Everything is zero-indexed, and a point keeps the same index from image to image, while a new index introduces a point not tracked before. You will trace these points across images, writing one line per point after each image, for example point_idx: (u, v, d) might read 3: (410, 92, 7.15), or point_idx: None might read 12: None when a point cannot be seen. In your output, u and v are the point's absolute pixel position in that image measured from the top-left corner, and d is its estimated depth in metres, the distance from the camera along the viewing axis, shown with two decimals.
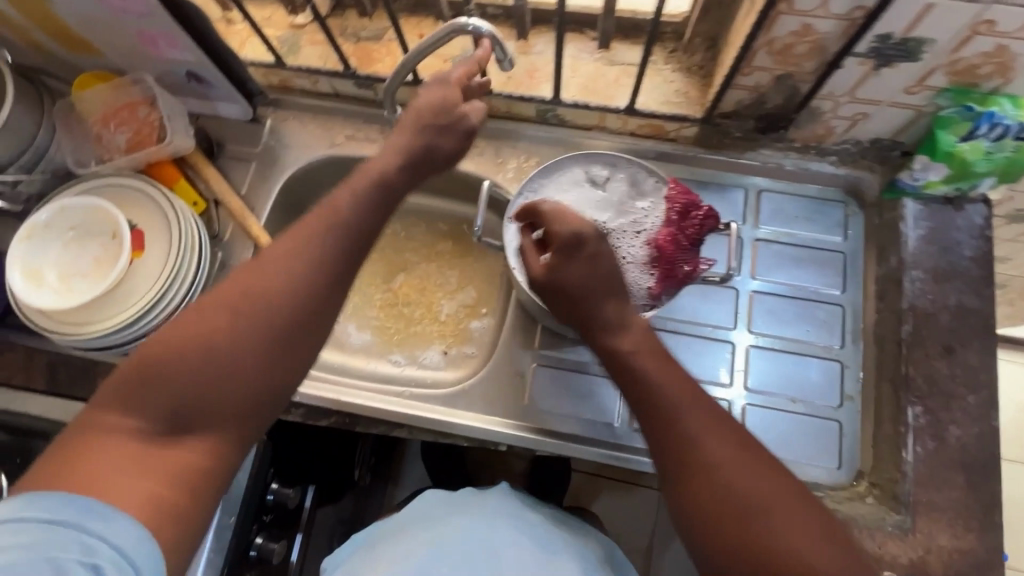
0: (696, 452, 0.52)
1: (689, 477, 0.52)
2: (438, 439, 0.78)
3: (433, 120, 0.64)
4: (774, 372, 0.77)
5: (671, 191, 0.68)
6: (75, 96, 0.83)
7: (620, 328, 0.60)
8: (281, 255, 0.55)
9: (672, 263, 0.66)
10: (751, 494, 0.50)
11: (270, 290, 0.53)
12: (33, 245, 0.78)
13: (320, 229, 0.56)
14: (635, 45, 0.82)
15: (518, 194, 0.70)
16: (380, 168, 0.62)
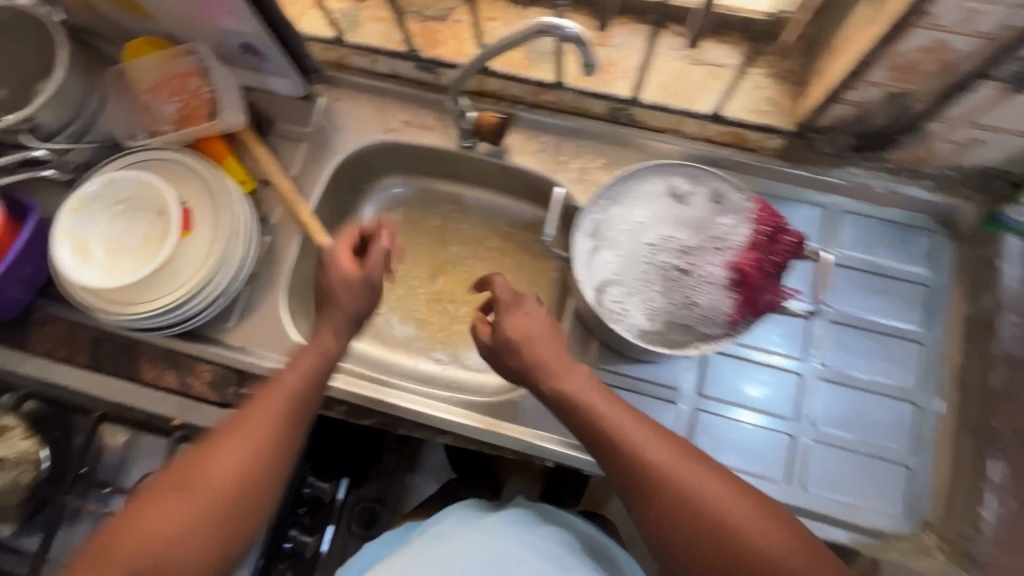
0: (659, 478, 0.56)
1: (655, 501, 0.56)
2: (483, 449, 0.77)
3: (341, 290, 0.68)
4: (842, 410, 0.72)
5: (758, 212, 0.64)
6: (126, 64, 0.79)
7: (568, 370, 0.62)
8: (254, 416, 0.62)
9: (758, 288, 0.61)
10: (717, 507, 0.54)
11: (241, 450, 0.59)
12: (81, 218, 0.75)
13: (285, 393, 0.63)
14: (724, 44, 0.75)
15: (593, 203, 0.67)
16: (336, 307, 0.68)
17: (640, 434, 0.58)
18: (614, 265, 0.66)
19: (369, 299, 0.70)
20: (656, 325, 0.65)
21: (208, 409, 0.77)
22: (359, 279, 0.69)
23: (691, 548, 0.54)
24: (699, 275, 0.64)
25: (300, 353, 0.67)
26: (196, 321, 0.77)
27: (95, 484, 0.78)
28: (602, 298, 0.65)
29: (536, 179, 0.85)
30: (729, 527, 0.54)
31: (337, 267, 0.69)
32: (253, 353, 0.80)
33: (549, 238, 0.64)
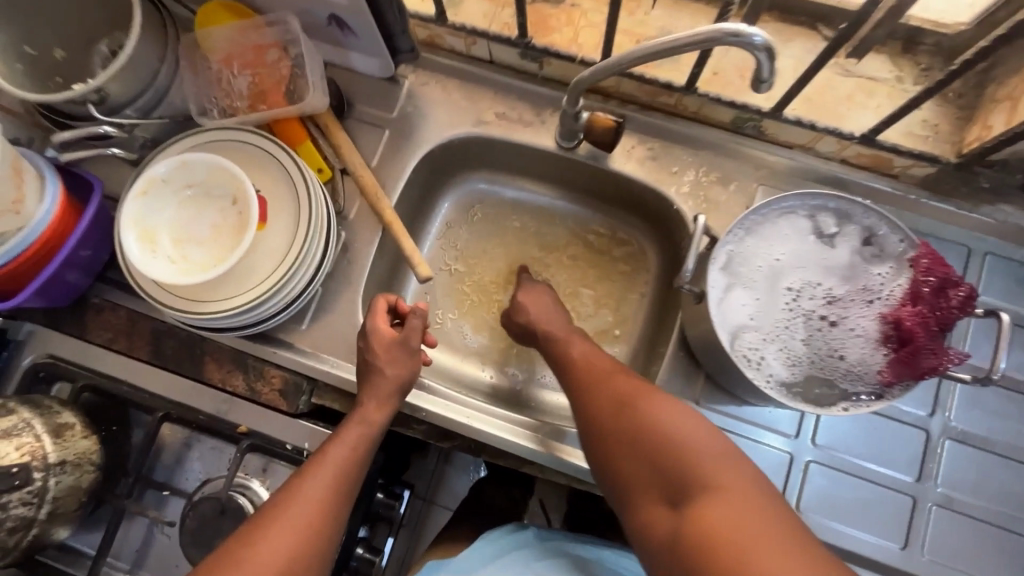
0: (612, 378, 0.62)
1: (600, 396, 0.61)
2: (573, 484, 0.72)
3: (383, 353, 0.69)
4: (972, 474, 0.66)
5: (924, 259, 0.56)
6: (203, 31, 0.71)
7: (549, 310, 0.74)
8: (310, 483, 0.61)
9: (921, 352, 0.54)
10: (655, 405, 0.57)
11: (296, 530, 0.57)
12: (147, 203, 0.68)
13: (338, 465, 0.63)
14: (881, 55, 0.66)
15: (733, 232, 0.59)
16: (382, 377, 0.68)
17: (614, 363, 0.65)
18: (750, 306, 0.59)
19: (411, 364, 0.69)
20: (794, 379, 0.58)
21: (277, 418, 0.72)
22: (399, 351, 0.69)
23: (622, 438, 0.58)
24: (847, 327, 0.58)
25: (345, 424, 0.66)
26: (269, 322, 0.71)
27: (153, 486, 0.73)
28: (735, 342, 0.58)
29: (640, 189, 0.77)
30: (659, 423, 0.56)
31: (375, 342, 0.69)
32: (328, 360, 0.74)
33: (686, 274, 0.57)
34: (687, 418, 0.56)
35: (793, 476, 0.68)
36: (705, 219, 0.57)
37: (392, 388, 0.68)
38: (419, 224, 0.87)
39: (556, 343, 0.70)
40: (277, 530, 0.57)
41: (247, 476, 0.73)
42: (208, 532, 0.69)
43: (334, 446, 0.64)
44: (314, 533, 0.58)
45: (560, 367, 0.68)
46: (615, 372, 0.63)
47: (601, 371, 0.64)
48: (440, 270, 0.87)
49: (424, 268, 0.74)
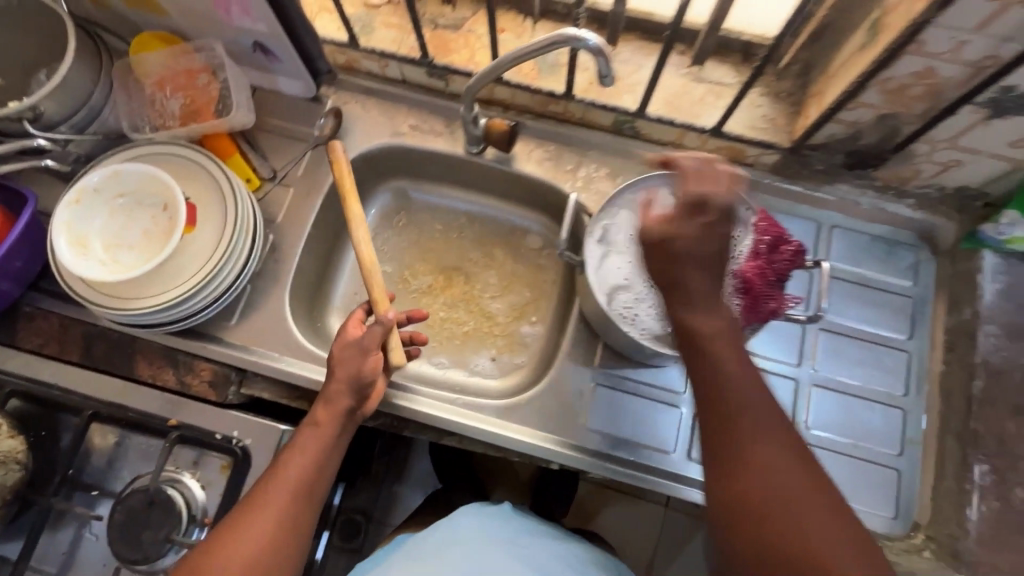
0: (740, 421, 0.50)
1: (729, 441, 0.50)
2: (490, 452, 0.76)
3: (343, 359, 0.70)
4: (837, 414, 0.76)
5: (761, 223, 0.66)
6: (135, 57, 0.79)
7: (704, 263, 0.52)
8: (269, 496, 0.63)
9: (760, 297, 0.64)
10: (777, 470, 0.48)
11: (249, 549, 0.60)
12: (80, 210, 0.74)
13: (292, 476, 0.65)
14: (725, 64, 0.79)
15: (604, 212, 0.69)
16: (334, 378, 0.69)
17: (750, 390, 0.51)
18: (624, 271, 0.69)
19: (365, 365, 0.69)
20: (666, 330, 0.67)
21: (207, 409, 0.76)
22: (359, 356, 0.69)
23: (736, 504, 0.49)
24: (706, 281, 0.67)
25: (300, 432, 0.68)
26: (198, 317, 0.76)
27: (81, 486, 0.75)
28: (612, 301, 0.68)
29: (540, 186, 0.87)
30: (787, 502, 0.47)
31: (339, 348, 0.70)
32: (258, 351, 0.79)
33: (560, 243, 0.67)
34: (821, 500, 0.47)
35: (684, 428, 0.76)
36: (575, 197, 0.71)
37: (346, 393, 0.69)
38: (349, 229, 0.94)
39: (690, 335, 0.53)
40: (230, 550, 0.60)
41: (177, 470, 0.75)
42: (135, 524, 0.71)
43: (289, 457, 0.66)
44: (271, 550, 0.61)
45: (703, 375, 0.52)
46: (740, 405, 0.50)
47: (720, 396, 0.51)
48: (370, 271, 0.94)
49: (398, 357, 0.72)
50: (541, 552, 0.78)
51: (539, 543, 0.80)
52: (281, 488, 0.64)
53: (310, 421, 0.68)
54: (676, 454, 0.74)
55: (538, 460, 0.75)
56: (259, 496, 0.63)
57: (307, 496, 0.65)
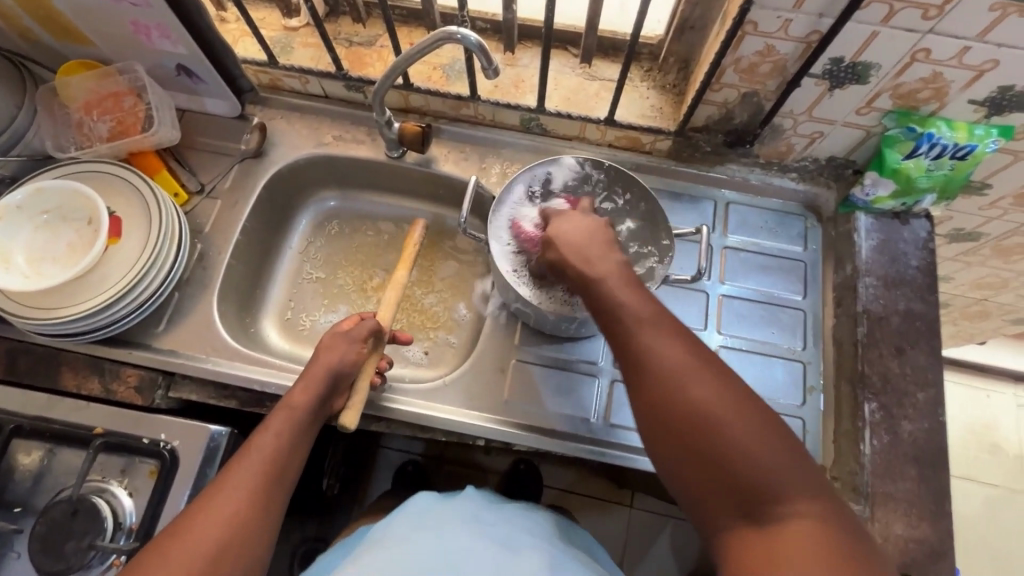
0: (627, 326, 0.54)
1: (633, 357, 0.53)
2: (416, 432, 0.78)
3: (331, 346, 0.74)
4: (741, 372, 0.81)
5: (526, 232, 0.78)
6: (60, 82, 0.83)
7: (572, 228, 0.65)
8: (237, 469, 0.63)
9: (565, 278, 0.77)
10: (700, 400, 0.49)
11: (220, 523, 0.59)
12: (3, 228, 0.76)
13: (261, 452, 0.65)
14: (614, 63, 0.88)
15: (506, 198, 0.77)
16: (316, 361, 0.73)
17: (647, 319, 0.54)
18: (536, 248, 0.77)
19: (338, 358, 0.73)
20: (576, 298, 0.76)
21: (134, 415, 0.76)
22: (342, 345, 0.74)
23: (666, 442, 0.50)
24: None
25: (273, 415, 0.69)
26: (122, 325, 0.78)
27: (3, 504, 0.74)
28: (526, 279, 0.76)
29: (459, 184, 0.93)
30: (719, 427, 0.48)
31: (326, 341, 0.75)
32: (184, 355, 0.81)
33: (463, 219, 0.77)
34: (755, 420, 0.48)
35: (601, 395, 0.79)
36: (475, 181, 0.78)
37: (310, 381, 0.71)
38: (282, 238, 0.98)
39: (586, 285, 0.59)
40: (198, 526, 0.58)
41: (105, 479, 0.75)
42: (57, 534, 0.70)
43: (259, 435, 0.67)
44: (239, 526, 0.60)
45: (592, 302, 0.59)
46: (657, 348, 0.52)
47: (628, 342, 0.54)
48: (304, 278, 0.97)
49: (349, 416, 0.72)
50: (506, 526, 0.77)
51: (504, 518, 0.79)
52: (260, 461, 0.64)
53: (282, 404, 0.70)
54: (594, 420, 0.77)
55: (465, 438, 0.78)
56: (238, 472, 0.63)
57: (275, 477, 0.65)
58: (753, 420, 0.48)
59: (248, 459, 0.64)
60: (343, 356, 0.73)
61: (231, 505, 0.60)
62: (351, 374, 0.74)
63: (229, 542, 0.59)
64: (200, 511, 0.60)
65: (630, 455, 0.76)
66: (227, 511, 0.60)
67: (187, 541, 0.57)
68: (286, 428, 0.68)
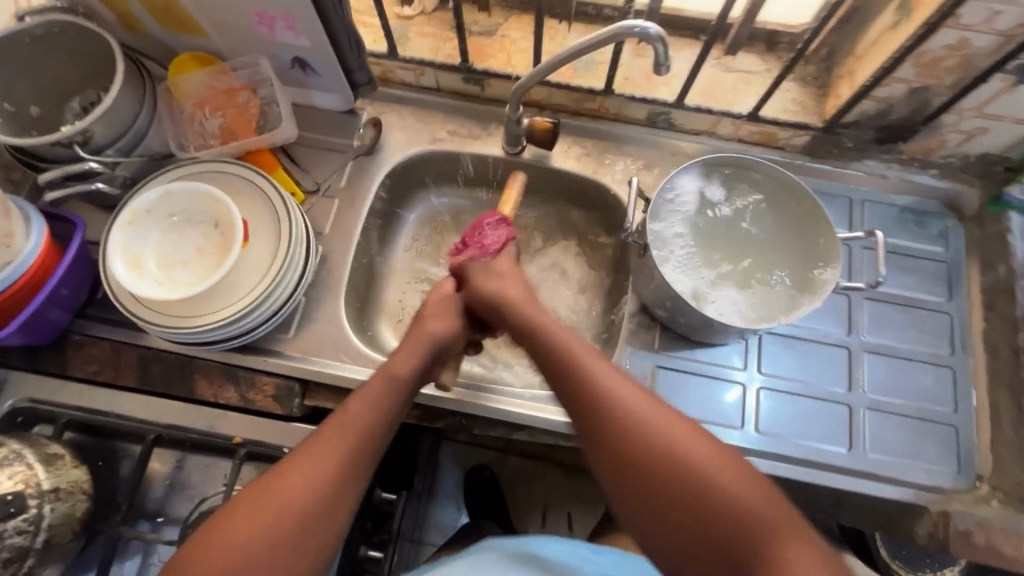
0: (617, 425, 0.55)
1: (622, 465, 0.54)
2: (560, 441, 0.76)
3: (432, 313, 0.73)
4: (892, 379, 0.78)
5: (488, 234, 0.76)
6: (174, 78, 0.80)
7: (508, 289, 0.72)
8: (321, 438, 0.58)
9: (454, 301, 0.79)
10: (725, 490, 0.51)
11: (303, 490, 0.54)
12: (132, 232, 0.73)
13: (350, 421, 0.60)
14: (751, 53, 0.83)
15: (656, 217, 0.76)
16: (419, 330, 0.70)
17: (624, 409, 0.56)
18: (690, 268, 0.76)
19: (446, 329, 0.71)
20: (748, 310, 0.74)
21: (272, 424, 0.75)
22: (442, 311, 0.73)
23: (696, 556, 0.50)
24: (746, 253, 0.77)
25: (372, 377, 0.64)
26: (256, 332, 0.76)
27: (145, 514, 0.74)
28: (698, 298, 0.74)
29: (579, 182, 0.88)
30: (735, 513, 0.50)
31: (428, 307, 0.74)
32: (319, 362, 0.78)
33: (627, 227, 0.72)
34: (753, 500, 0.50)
35: (747, 403, 0.77)
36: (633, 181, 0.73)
37: (412, 352, 0.67)
38: (390, 237, 0.95)
39: (568, 365, 0.61)
40: (281, 489, 0.54)
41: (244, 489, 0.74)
42: None
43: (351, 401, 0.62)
44: (320, 499, 0.55)
45: (579, 393, 0.59)
46: (633, 432, 0.55)
47: (616, 429, 0.55)
48: (413, 278, 0.94)
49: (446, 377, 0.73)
50: None
51: None
52: (350, 428, 0.59)
53: (381, 369, 0.65)
54: (743, 430, 0.75)
55: None
56: (328, 433, 0.58)
57: (365, 455, 0.59)
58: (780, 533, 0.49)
59: (341, 422, 0.59)
60: (442, 326, 0.71)
61: (315, 473, 0.55)
62: (449, 346, 0.72)
63: (310, 515, 0.54)
64: (285, 469, 0.56)
65: (785, 465, 0.74)
66: (310, 479, 0.55)
67: (267, 505, 0.53)
68: (385, 391, 0.63)
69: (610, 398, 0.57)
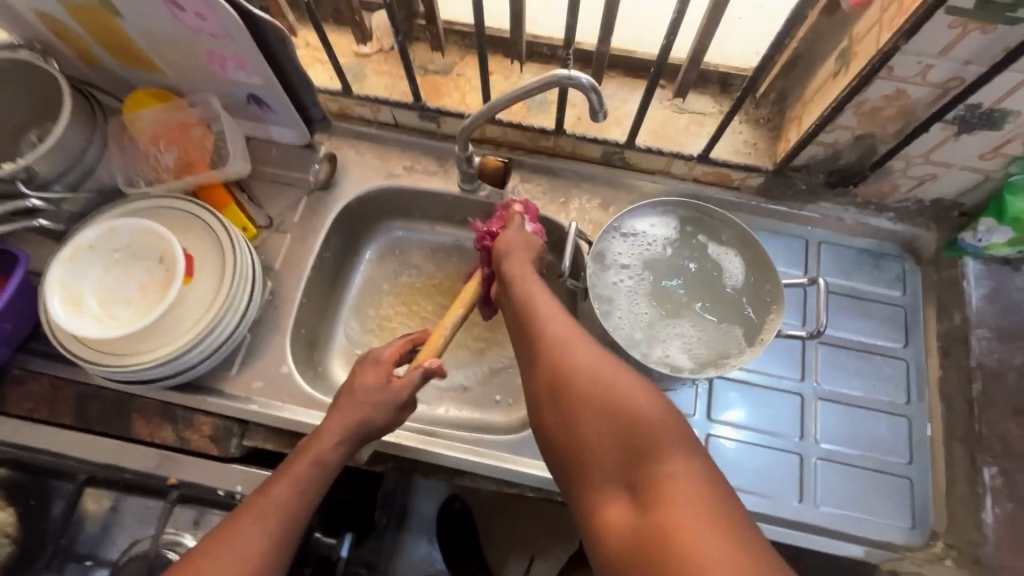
0: (560, 359, 0.57)
1: (557, 391, 0.57)
2: (503, 487, 0.74)
3: (364, 391, 0.66)
4: (844, 429, 0.76)
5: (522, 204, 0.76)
6: (127, 115, 0.81)
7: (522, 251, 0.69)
8: (241, 527, 0.57)
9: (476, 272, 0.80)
10: (650, 439, 0.51)
11: (296, 489, 0.60)
12: (74, 268, 0.73)
13: (316, 459, 0.62)
14: (704, 94, 0.83)
15: (596, 257, 0.76)
16: (352, 409, 0.65)
17: (566, 342, 0.59)
18: (642, 303, 0.75)
19: (382, 417, 0.66)
20: (698, 355, 0.72)
21: (206, 464, 0.73)
22: (375, 389, 0.66)
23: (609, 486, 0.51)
24: (699, 283, 0.77)
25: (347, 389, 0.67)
26: (196, 370, 0.75)
27: (74, 557, 0.71)
28: (648, 340, 0.73)
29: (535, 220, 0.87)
30: (643, 437, 0.51)
31: (361, 380, 0.67)
32: (259, 402, 0.77)
33: (566, 270, 0.72)
34: (677, 442, 0.51)
35: None
36: (575, 225, 0.72)
37: (339, 432, 0.64)
38: (346, 271, 0.94)
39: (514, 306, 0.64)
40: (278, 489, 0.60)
41: (178, 531, 0.72)
42: None
43: (274, 483, 0.60)
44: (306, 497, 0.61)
45: (525, 328, 0.62)
46: (583, 378, 0.55)
47: (568, 377, 0.56)
48: (368, 314, 0.93)
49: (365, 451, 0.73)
50: None
51: None
52: (337, 427, 0.64)
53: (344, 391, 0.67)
54: None
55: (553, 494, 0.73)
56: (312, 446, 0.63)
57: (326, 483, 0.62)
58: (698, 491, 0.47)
59: (328, 430, 0.64)
60: (380, 408, 0.66)
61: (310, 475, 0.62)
62: (376, 425, 0.66)
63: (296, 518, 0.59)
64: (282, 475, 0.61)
65: None
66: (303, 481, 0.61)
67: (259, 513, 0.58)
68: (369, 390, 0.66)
69: (556, 336, 0.59)
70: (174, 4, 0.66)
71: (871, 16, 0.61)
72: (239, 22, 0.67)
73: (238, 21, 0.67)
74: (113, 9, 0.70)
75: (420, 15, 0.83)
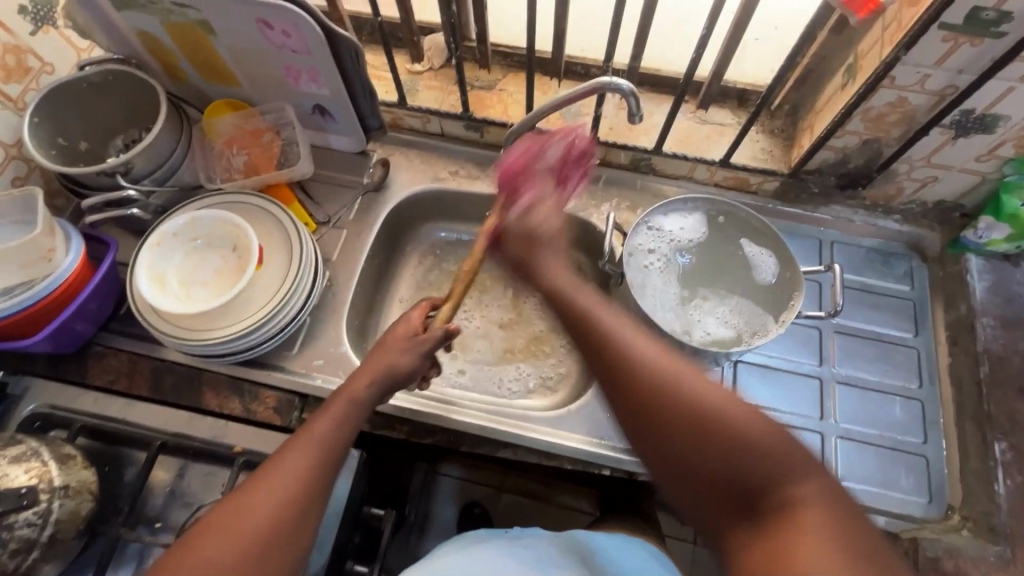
0: (644, 375, 0.51)
1: (634, 405, 0.51)
2: (543, 459, 0.79)
3: (387, 348, 0.70)
4: (861, 410, 0.81)
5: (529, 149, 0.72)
6: (208, 121, 0.91)
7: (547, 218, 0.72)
8: (290, 455, 0.59)
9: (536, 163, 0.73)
10: (760, 457, 0.45)
11: (292, 472, 0.58)
12: (159, 253, 0.81)
13: (314, 438, 0.61)
14: (723, 108, 0.92)
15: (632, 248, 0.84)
16: (377, 358, 0.69)
17: (643, 353, 0.52)
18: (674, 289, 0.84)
19: (410, 362, 0.70)
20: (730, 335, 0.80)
21: (270, 433, 0.79)
22: (401, 341, 0.70)
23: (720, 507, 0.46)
24: (724, 271, 0.85)
25: (353, 375, 0.68)
26: (263, 347, 0.82)
27: (145, 519, 0.76)
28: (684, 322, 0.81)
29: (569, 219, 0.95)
30: (756, 459, 0.45)
31: (392, 334, 0.72)
32: (319, 377, 0.84)
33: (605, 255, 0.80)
34: (797, 460, 0.45)
35: None
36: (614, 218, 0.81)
37: (371, 373, 0.68)
38: (392, 267, 1.02)
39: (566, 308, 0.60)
40: (273, 471, 0.58)
41: None
42: None
43: (316, 420, 0.63)
44: (307, 483, 0.58)
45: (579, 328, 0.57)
46: (674, 407, 0.48)
47: (659, 415, 0.49)
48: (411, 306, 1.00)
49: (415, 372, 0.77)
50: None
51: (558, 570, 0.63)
52: (329, 422, 0.63)
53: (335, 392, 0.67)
54: None
55: (590, 466, 0.79)
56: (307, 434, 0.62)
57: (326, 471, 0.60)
58: (833, 526, 0.42)
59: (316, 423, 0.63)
60: (405, 356, 0.70)
61: (305, 462, 0.59)
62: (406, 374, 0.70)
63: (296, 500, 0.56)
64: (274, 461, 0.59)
65: None
66: (301, 465, 0.59)
67: (255, 494, 0.55)
68: (351, 396, 0.66)
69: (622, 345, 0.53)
70: (265, 23, 0.77)
71: (875, 35, 0.69)
72: (322, 36, 0.76)
73: (321, 35, 0.76)
74: (209, 28, 0.80)
75: (469, 38, 0.94)
